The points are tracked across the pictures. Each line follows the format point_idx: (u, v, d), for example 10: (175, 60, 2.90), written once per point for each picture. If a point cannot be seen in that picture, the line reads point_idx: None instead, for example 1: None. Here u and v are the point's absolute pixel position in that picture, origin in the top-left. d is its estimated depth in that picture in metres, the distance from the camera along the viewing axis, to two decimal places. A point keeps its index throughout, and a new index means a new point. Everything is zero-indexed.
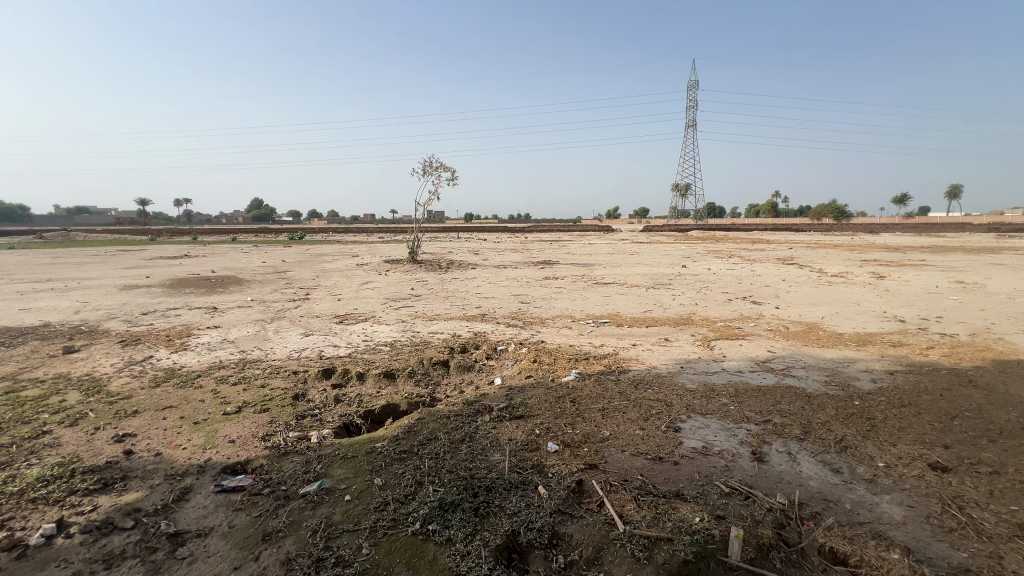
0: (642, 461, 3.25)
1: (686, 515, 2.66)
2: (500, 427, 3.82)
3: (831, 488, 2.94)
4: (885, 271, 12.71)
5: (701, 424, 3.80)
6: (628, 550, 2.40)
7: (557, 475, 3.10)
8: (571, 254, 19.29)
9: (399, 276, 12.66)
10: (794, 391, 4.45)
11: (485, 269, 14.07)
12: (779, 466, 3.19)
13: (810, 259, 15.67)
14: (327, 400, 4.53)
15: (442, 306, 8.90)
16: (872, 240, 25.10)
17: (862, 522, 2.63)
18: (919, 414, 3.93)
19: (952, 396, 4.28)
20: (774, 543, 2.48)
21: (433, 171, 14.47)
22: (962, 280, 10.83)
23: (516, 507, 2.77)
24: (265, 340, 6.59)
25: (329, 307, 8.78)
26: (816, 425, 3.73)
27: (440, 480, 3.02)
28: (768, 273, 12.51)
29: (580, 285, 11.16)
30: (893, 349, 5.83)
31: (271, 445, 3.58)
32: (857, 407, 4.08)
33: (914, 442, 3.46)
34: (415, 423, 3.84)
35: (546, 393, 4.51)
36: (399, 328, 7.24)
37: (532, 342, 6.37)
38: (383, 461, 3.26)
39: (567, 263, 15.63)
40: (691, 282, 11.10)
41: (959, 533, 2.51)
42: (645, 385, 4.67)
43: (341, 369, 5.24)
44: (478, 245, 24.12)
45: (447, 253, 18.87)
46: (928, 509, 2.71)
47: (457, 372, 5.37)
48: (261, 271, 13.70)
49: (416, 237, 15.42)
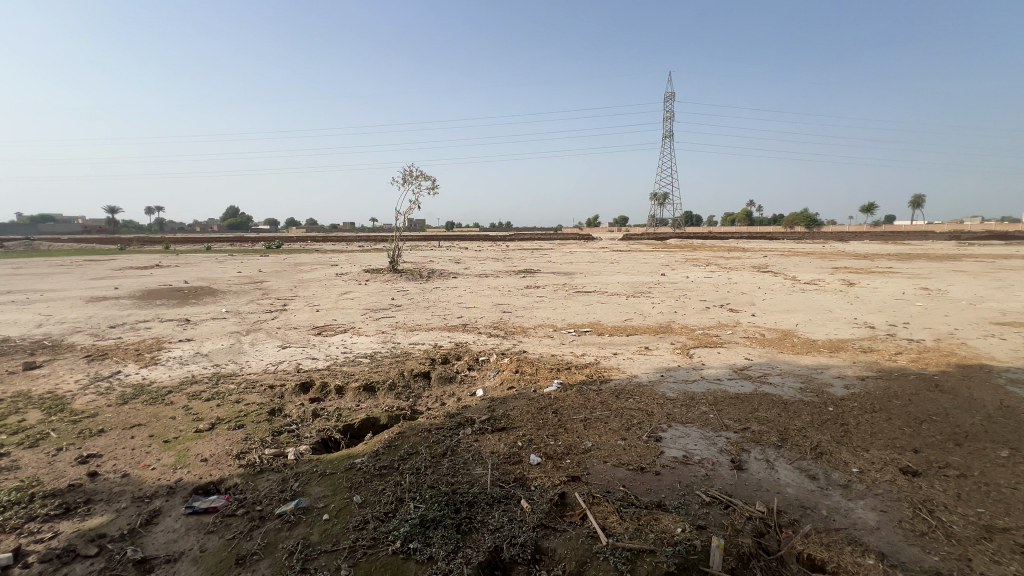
0: (624, 472, 3.26)
1: (667, 525, 2.67)
2: (482, 439, 3.79)
3: (807, 494, 3.00)
4: (855, 278, 13.12)
5: (681, 433, 3.83)
6: (612, 563, 2.39)
7: (540, 488, 3.08)
8: (552, 262, 19.38)
9: (379, 286, 12.53)
10: (771, 398, 4.54)
11: (466, 278, 14.02)
12: (757, 474, 3.24)
13: (783, 266, 16.10)
14: (304, 415, 4.42)
15: (423, 316, 8.83)
16: (841, 247, 26.00)
17: (838, 528, 2.68)
18: (889, 418, 4.05)
19: (920, 401, 4.42)
20: (754, 551, 2.51)
21: (413, 179, 14.40)
22: (927, 287, 11.26)
23: (498, 522, 2.74)
24: (241, 353, 6.42)
25: (308, 318, 8.61)
26: (792, 432, 3.81)
27: (422, 496, 2.97)
28: (744, 281, 12.78)
29: (561, 293, 11.22)
30: (864, 355, 6.02)
31: (246, 463, 3.48)
32: (831, 413, 4.18)
33: (885, 447, 3.56)
34: (395, 438, 3.77)
35: (528, 404, 4.50)
36: (380, 339, 7.14)
37: (514, 352, 6.35)
38: (363, 478, 3.19)
39: (549, 271, 15.73)
40: (670, 291, 11.26)
41: (930, 537, 2.58)
42: (626, 395, 4.70)
43: (319, 383, 5.13)
44: (459, 253, 24.03)
45: (427, 262, 18.74)
46: (901, 514, 2.78)
47: (439, 384, 5.31)
48: (237, 281, 13.38)
49: (397, 247, 15.29)
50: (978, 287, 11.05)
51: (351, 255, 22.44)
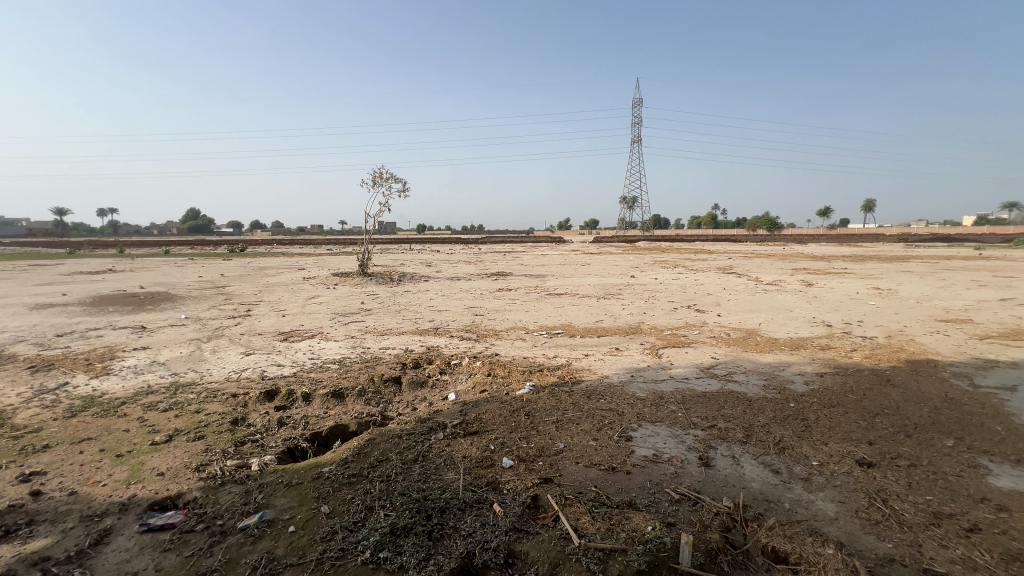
0: (595, 473, 3.28)
1: (638, 524, 2.71)
2: (454, 444, 3.75)
3: (771, 488, 3.09)
4: (812, 278, 13.73)
5: (651, 432, 3.89)
6: (584, 564, 2.40)
7: (513, 492, 3.07)
8: (523, 264, 19.44)
9: (349, 290, 12.29)
10: (736, 396, 4.68)
11: (437, 282, 13.89)
12: (724, 470, 3.33)
13: (745, 267, 16.67)
14: (270, 424, 4.27)
15: (394, 320, 8.69)
16: (800, 249, 27.20)
17: (799, 520, 2.78)
18: (846, 413, 4.23)
19: (873, 395, 4.65)
20: (721, 546, 2.56)
21: (384, 181, 14.20)
22: (878, 286, 11.88)
23: (471, 527, 2.71)
24: (201, 361, 6.16)
25: (274, 323, 8.35)
26: (756, 428, 3.93)
27: (392, 504, 2.91)
28: (710, 282, 13.17)
29: (533, 295, 11.28)
30: (822, 352, 6.27)
31: (206, 476, 3.33)
32: (792, 409, 4.33)
33: (842, 440, 3.71)
34: (365, 445, 3.69)
35: (500, 407, 4.48)
36: (348, 344, 6.98)
37: (486, 355, 6.32)
38: (331, 487, 3.10)
39: (520, 274, 15.81)
40: (639, 292, 11.47)
41: (884, 525, 2.70)
42: (597, 395, 4.75)
43: (285, 391, 4.97)
44: (430, 256, 23.82)
45: (398, 265, 18.49)
46: (857, 504, 2.91)
47: (410, 389, 5.23)
48: (197, 286, 12.86)
49: (367, 250, 15.04)
50: (924, 286, 11.74)
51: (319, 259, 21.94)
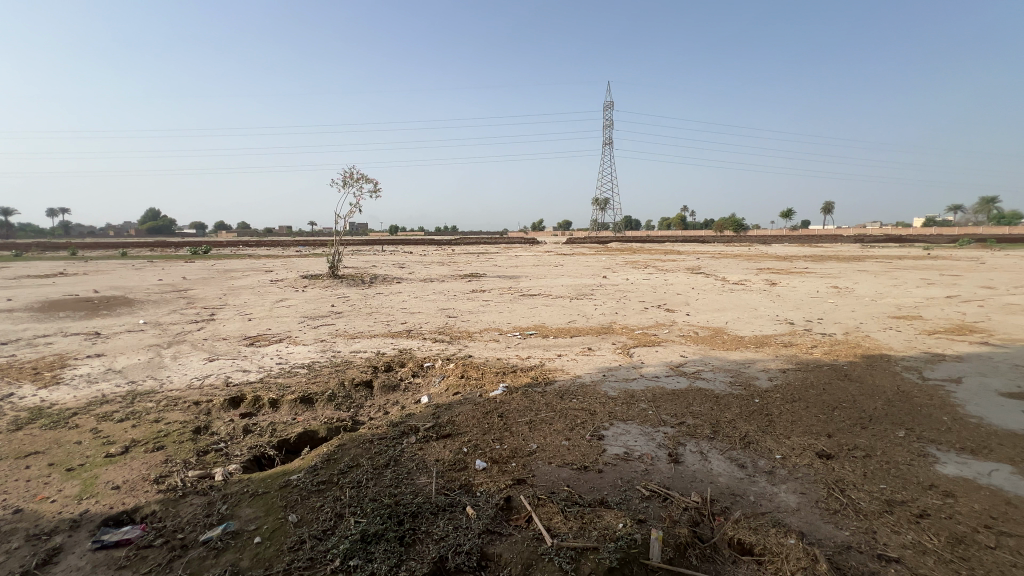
0: (568, 472, 3.31)
1: (610, 522, 2.74)
2: (426, 448, 3.71)
3: (737, 482, 3.19)
4: (776, 277, 14.25)
5: (623, 430, 3.95)
6: (557, 564, 2.41)
7: (485, 494, 3.06)
8: (497, 265, 19.47)
9: (318, 292, 12.01)
10: (704, 393, 4.80)
11: (410, 283, 13.73)
12: (692, 466, 3.40)
13: (712, 268, 17.15)
14: (234, 432, 4.13)
15: (365, 322, 8.55)
16: (764, 250, 28.17)
17: (763, 512, 2.87)
18: (807, 407, 4.40)
19: (832, 390, 4.85)
20: (690, 541, 2.62)
21: (354, 182, 13.97)
22: (836, 285, 12.44)
23: (443, 532, 2.68)
24: (161, 369, 5.90)
25: (239, 328, 8.07)
26: (723, 424, 4.04)
27: (363, 510, 2.86)
28: (679, 281, 13.49)
29: (507, 296, 11.30)
30: (785, 349, 6.50)
31: (166, 488, 3.19)
32: (757, 404, 4.48)
33: (804, 434, 3.85)
34: (335, 451, 3.61)
35: (474, 409, 4.46)
36: (318, 348, 6.83)
37: (459, 357, 6.29)
38: (299, 495, 3.02)
39: (494, 275, 15.80)
40: (612, 293, 11.63)
41: (842, 514, 2.82)
42: (570, 395, 4.79)
43: (251, 397, 4.81)
44: (403, 257, 23.57)
45: (369, 267, 18.20)
46: (817, 494, 3.03)
47: (382, 393, 5.15)
48: (157, 289, 12.32)
49: (337, 251, 14.66)
50: (878, 285, 12.32)
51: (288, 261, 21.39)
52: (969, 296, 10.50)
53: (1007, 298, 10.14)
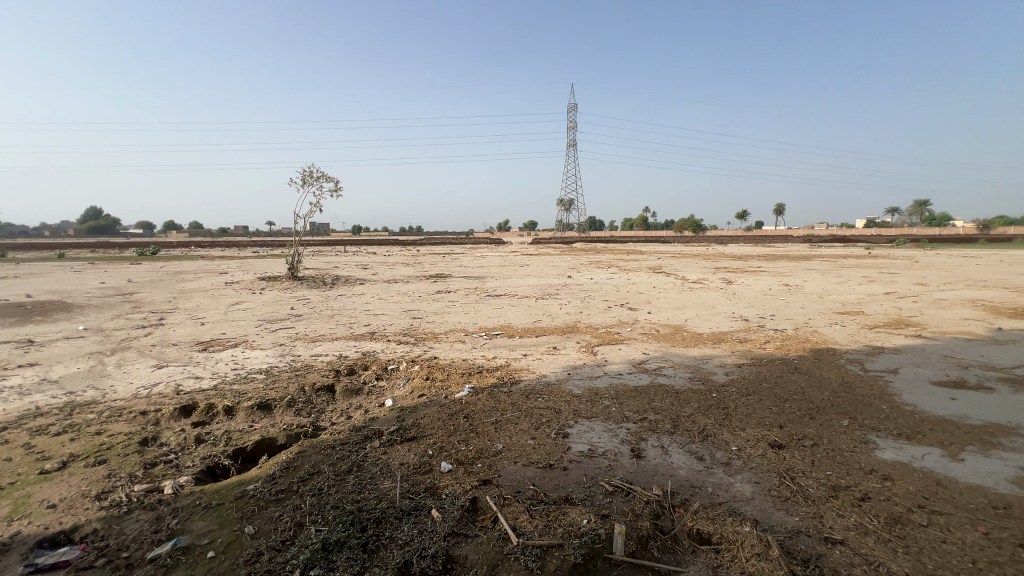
0: (533, 471, 3.33)
1: (574, 518, 2.77)
2: (391, 451, 3.64)
3: (696, 474, 3.30)
4: (732, 276, 14.85)
5: (587, 427, 4.02)
6: (522, 563, 2.42)
7: (451, 496, 3.04)
8: (463, 266, 19.40)
9: (277, 295, 11.60)
10: (665, 389, 4.94)
11: (374, 285, 13.46)
12: (653, 460, 3.49)
13: (673, 267, 17.67)
14: (185, 442, 3.92)
15: (326, 325, 8.32)
16: (721, 250, 29.23)
17: (720, 502, 2.98)
18: (761, 400, 4.60)
19: (784, 383, 5.09)
20: (652, 533, 2.69)
21: (314, 181, 13.57)
22: (787, 283, 13.04)
23: (408, 536, 2.64)
24: (103, 377, 5.53)
25: (190, 333, 7.68)
26: (683, 418, 4.17)
27: (324, 518, 2.78)
28: (642, 281, 13.83)
29: (473, 297, 11.27)
30: (740, 344, 6.78)
31: (109, 504, 2.99)
32: (715, 398, 4.65)
33: (757, 426, 4.03)
34: (294, 458, 3.49)
35: (439, 411, 4.42)
36: (276, 352, 6.58)
37: (424, 359, 6.21)
38: (256, 506, 2.91)
39: (460, 276, 15.72)
40: (576, 292, 11.80)
41: (792, 500, 2.96)
42: (536, 394, 4.83)
43: (203, 405, 4.59)
44: (366, 258, 23.09)
45: (331, 268, 17.71)
46: (770, 483, 3.17)
47: (345, 397, 5.02)
48: (99, 293, 11.56)
49: (297, 252, 14.28)
50: (825, 282, 13.03)
51: (244, 262, 20.56)
52: (905, 292, 11.26)
53: (937, 293, 10.94)
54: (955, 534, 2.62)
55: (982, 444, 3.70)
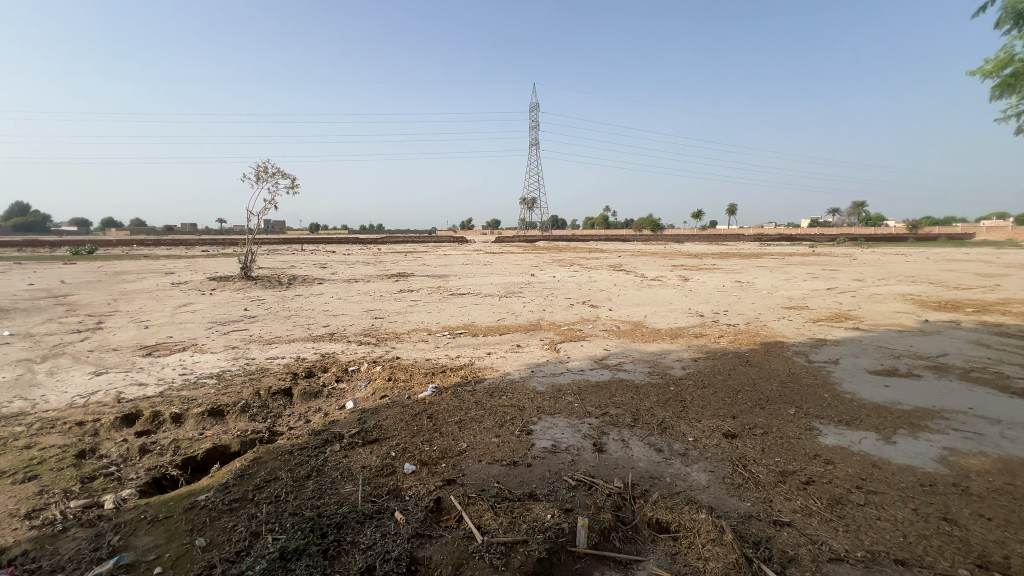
0: (497, 469, 3.33)
1: (539, 514, 2.80)
2: (352, 455, 3.56)
3: (655, 466, 3.40)
4: (688, 273, 15.42)
5: (551, 423, 4.07)
6: (487, 560, 2.42)
7: (414, 497, 3.01)
8: (426, 264, 19.19)
9: (229, 295, 11.10)
10: (626, 383, 5.07)
11: (333, 284, 13.09)
12: (615, 453, 3.58)
13: (632, 265, 18.11)
14: (128, 453, 3.69)
15: (283, 326, 8.04)
16: (678, 248, 30.16)
17: (678, 491, 3.09)
18: (716, 392, 4.80)
19: (736, 375, 5.33)
20: (613, 525, 2.76)
21: (269, 177, 13.06)
22: (739, 280, 13.66)
23: (370, 540, 2.59)
24: (33, 387, 5.12)
25: (133, 336, 7.23)
26: (643, 412, 4.30)
27: (282, 526, 2.68)
28: (603, 278, 14.11)
29: (436, 296, 11.17)
30: (696, 339, 7.05)
31: (41, 523, 2.77)
32: (673, 392, 4.81)
33: (712, 417, 4.20)
34: (249, 466, 3.36)
35: (402, 411, 4.36)
36: (229, 355, 6.30)
37: (386, 360, 6.09)
38: (207, 517, 2.77)
39: (423, 274, 15.53)
40: (539, 290, 11.91)
41: (744, 487, 3.11)
42: (499, 392, 4.84)
43: (148, 413, 4.33)
44: (324, 258, 22.42)
45: (287, 268, 17.10)
46: (724, 471, 3.31)
47: (303, 401, 4.86)
48: (27, 295, 10.69)
49: (251, 251, 13.70)
50: (773, 279, 13.72)
51: (193, 262, 19.51)
52: (844, 288, 12.02)
53: (873, 289, 11.73)
54: (889, 512, 2.83)
55: (911, 426, 4.01)
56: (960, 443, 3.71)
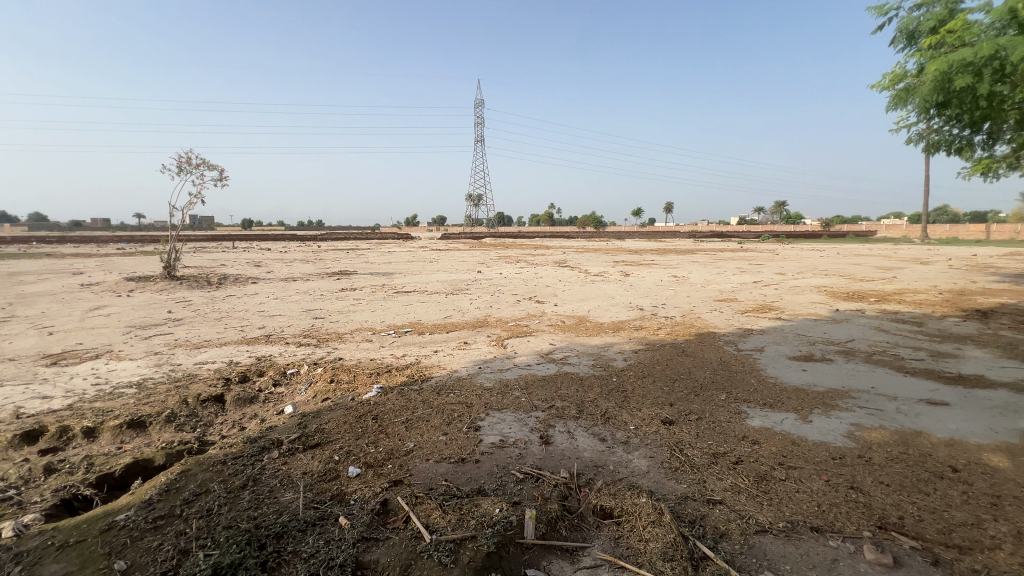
0: (445, 467, 3.32)
1: (487, 509, 2.83)
2: (292, 461, 3.41)
3: (600, 455, 3.52)
4: (629, 268, 16.03)
5: (499, 419, 4.11)
6: (436, 559, 2.41)
7: (360, 501, 2.93)
8: (369, 262, 18.64)
9: (149, 296, 10.21)
10: (571, 376, 5.22)
11: (268, 284, 12.42)
12: (561, 445, 3.67)
13: (577, 262, 18.56)
14: (31, 474, 3.32)
15: (212, 329, 7.52)
16: (619, 244, 31.15)
17: (621, 478, 3.22)
18: (655, 381, 5.05)
19: (674, 365, 5.62)
20: (560, 514, 2.83)
21: (193, 169, 12.13)
22: (676, 274, 14.36)
23: (313, 548, 2.50)
24: None
25: (34, 345, 6.48)
26: (587, 403, 4.44)
27: (215, 541, 2.52)
28: (548, 274, 14.36)
29: (380, 294, 10.89)
30: (637, 332, 7.36)
31: None
32: (615, 383, 5.00)
33: (652, 405, 4.41)
34: (177, 479, 3.13)
35: (345, 414, 4.23)
36: (151, 362, 5.81)
37: (328, 361, 5.87)
38: (128, 537, 2.56)
39: (366, 272, 15.06)
40: (486, 287, 11.92)
41: (681, 469, 3.30)
42: (446, 389, 4.82)
43: (55, 429, 3.91)
44: (258, 257, 21.12)
45: (217, 267, 15.98)
46: (662, 456, 3.50)
47: (237, 407, 4.59)
48: None
49: (174, 249, 12.68)
50: (706, 273, 14.57)
51: (105, 261, 17.70)
52: (768, 281, 12.97)
53: (792, 281, 12.78)
54: (806, 484, 3.11)
55: (824, 406, 4.41)
56: (865, 419, 4.13)
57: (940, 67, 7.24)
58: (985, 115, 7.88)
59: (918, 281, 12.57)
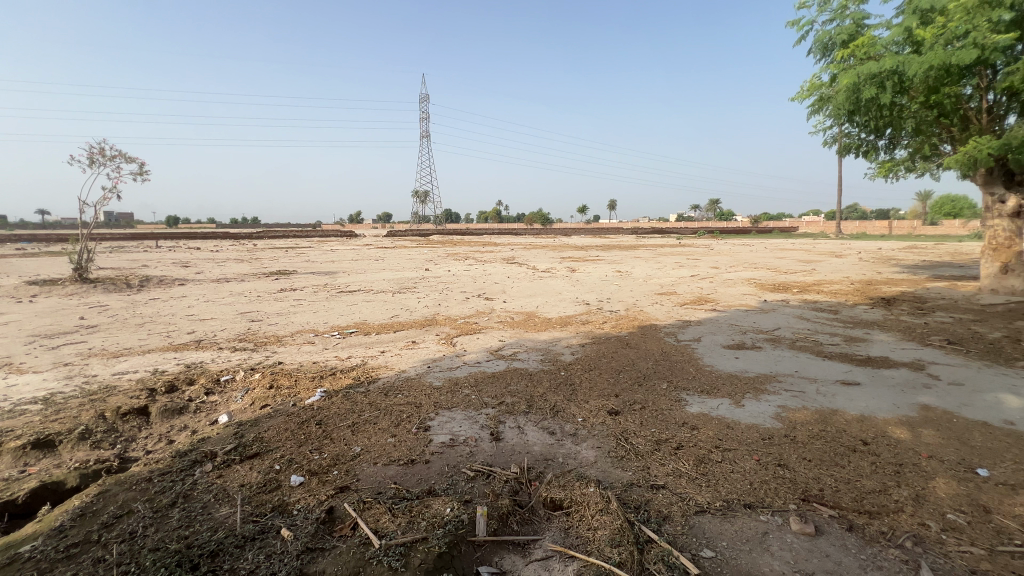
0: (394, 469, 3.25)
1: (438, 509, 2.80)
2: (228, 473, 3.21)
3: (549, 448, 3.59)
4: (575, 264, 16.37)
5: (449, 418, 4.06)
6: (386, 564, 2.36)
7: (303, 510, 2.80)
8: (310, 261, 17.89)
9: (56, 302, 9.21)
10: (520, 372, 5.26)
11: (197, 285, 11.58)
12: (511, 440, 3.70)
13: (525, 258, 18.74)
14: None
15: (133, 335, 6.92)
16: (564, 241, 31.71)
17: (569, 469, 3.30)
18: (601, 374, 5.19)
19: (619, 357, 5.81)
20: (511, 509, 2.86)
21: (107, 162, 11.08)
22: (620, 269, 14.86)
23: (253, 564, 2.37)
24: None
25: None
26: (536, 398, 4.50)
27: (140, 566, 2.33)
28: (497, 271, 14.39)
29: (322, 294, 10.45)
30: (583, 326, 7.54)
31: None
32: (563, 376, 5.11)
33: (599, 397, 4.54)
34: (94, 502, 2.85)
35: (287, 421, 4.02)
36: (60, 374, 5.25)
37: (266, 366, 5.57)
38: (35, 570, 2.30)
39: (307, 272, 14.41)
40: (434, 285, 11.75)
41: (626, 457, 3.43)
42: (395, 390, 4.71)
43: None
44: (185, 256, 19.59)
45: (137, 267, 14.71)
46: (609, 445, 3.61)
47: (163, 420, 4.24)
48: None
49: (86, 249, 11.53)
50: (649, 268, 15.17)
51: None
52: (704, 274, 13.71)
53: (726, 274, 13.57)
54: (740, 465, 3.32)
55: (755, 391, 4.73)
56: (790, 401, 4.48)
57: (851, 79, 7.89)
58: (887, 122, 8.76)
59: (834, 273, 13.73)
